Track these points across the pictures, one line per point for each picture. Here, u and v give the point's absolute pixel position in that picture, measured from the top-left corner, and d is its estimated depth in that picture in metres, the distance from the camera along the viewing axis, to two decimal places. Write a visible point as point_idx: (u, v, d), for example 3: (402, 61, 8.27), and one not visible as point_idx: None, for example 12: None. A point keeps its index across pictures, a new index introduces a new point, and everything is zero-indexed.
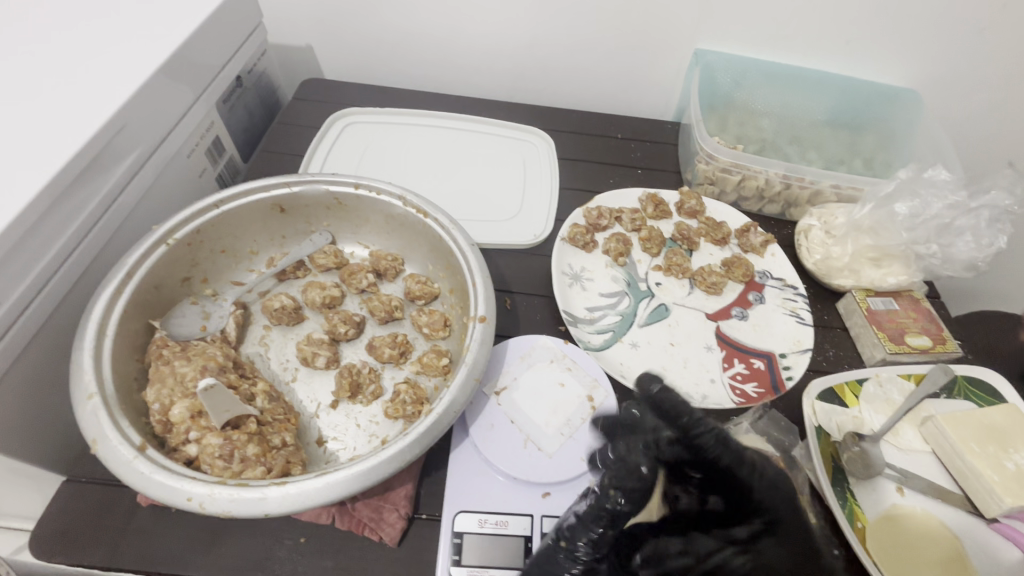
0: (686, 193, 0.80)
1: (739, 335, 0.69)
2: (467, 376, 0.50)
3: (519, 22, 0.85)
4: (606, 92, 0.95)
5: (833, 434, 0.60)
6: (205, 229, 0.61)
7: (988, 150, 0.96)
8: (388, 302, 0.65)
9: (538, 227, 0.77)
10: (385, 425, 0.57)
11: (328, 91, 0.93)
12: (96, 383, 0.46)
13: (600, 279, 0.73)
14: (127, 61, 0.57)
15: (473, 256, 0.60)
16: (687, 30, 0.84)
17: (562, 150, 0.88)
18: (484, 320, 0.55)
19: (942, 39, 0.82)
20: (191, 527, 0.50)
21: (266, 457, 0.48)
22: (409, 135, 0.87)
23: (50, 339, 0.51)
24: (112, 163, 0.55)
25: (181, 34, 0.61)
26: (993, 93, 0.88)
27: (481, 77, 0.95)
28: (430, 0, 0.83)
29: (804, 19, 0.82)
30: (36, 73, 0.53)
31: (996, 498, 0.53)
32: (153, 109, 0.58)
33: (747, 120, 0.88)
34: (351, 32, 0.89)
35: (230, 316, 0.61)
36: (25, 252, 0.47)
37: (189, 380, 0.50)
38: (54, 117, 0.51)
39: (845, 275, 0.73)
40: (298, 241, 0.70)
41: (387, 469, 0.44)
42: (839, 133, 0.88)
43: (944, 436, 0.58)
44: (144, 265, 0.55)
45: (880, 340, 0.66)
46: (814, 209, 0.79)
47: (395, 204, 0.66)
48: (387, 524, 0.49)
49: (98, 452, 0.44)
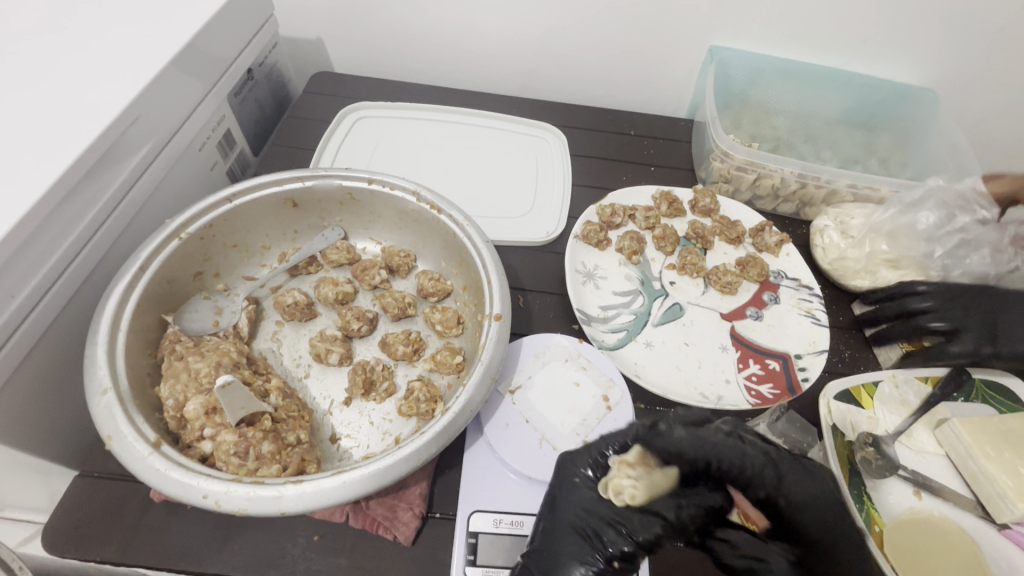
0: (701, 191, 0.80)
1: (754, 335, 0.69)
2: (484, 375, 0.50)
3: (533, 19, 0.85)
4: (618, 89, 0.95)
5: (847, 433, 0.59)
6: (217, 223, 0.61)
7: (1003, 149, 0.95)
8: (401, 299, 0.64)
9: (551, 224, 0.76)
10: (398, 423, 0.56)
11: (338, 85, 0.92)
12: (111, 379, 0.46)
13: (613, 277, 0.72)
14: (140, 53, 0.56)
15: (487, 253, 0.59)
16: (702, 27, 0.83)
17: (575, 147, 0.87)
18: (500, 318, 0.54)
19: (960, 39, 0.81)
20: (205, 524, 0.49)
21: (281, 455, 0.48)
22: (420, 130, 0.86)
23: (64, 333, 0.51)
24: (125, 156, 0.54)
25: (193, 26, 0.60)
26: (1009, 93, 0.87)
27: (493, 72, 0.94)
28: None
29: (821, 18, 0.81)
30: (50, 64, 0.53)
31: (1008, 503, 0.52)
32: (166, 102, 0.58)
33: (761, 118, 0.87)
34: (363, 28, 0.89)
35: (243, 311, 0.61)
36: (40, 245, 0.46)
37: (203, 376, 0.50)
38: (68, 108, 0.50)
39: (862, 276, 0.72)
40: (310, 236, 0.69)
41: (404, 469, 0.44)
42: (854, 133, 0.87)
43: (959, 438, 0.58)
44: (157, 260, 0.55)
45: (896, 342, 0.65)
46: (829, 210, 0.78)
47: (408, 200, 0.65)
48: (401, 523, 0.49)
49: (113, 448, 0.43)
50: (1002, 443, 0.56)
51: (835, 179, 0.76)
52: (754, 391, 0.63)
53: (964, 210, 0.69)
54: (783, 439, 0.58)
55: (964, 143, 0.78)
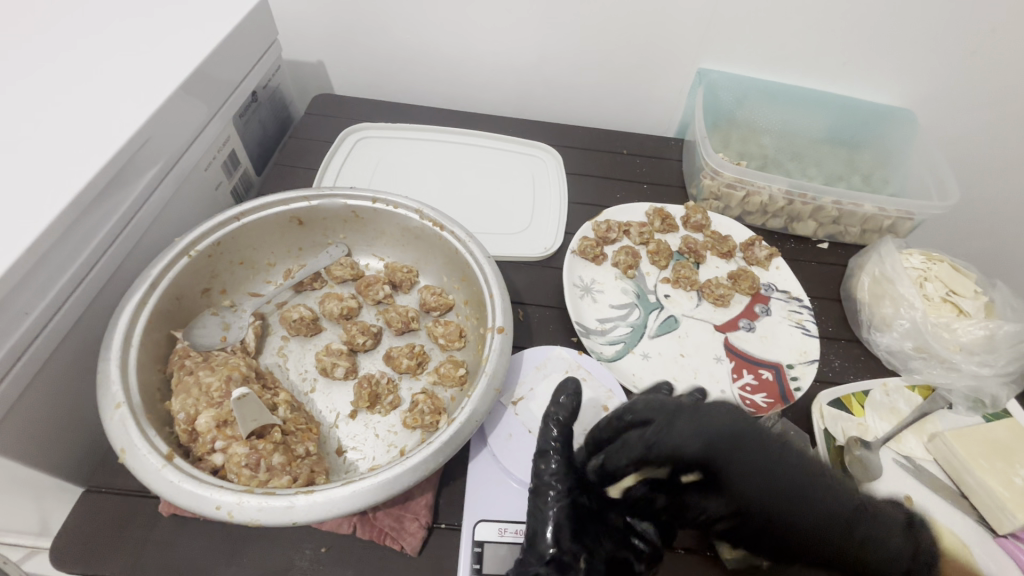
0: (692, 207, 0.83)
1: (748, 346, 0.71)
2: (488, 386, 0.51)
3: (529, 40, 0.88)
4: (611, 109, 0.98)
5: (838, 438, 0.61)
6: (225, 241, 0.62)
7: (979, 165, 0.99)
8: (404, 314, 0.65)
9: (548, 239, 0.78)
10: (403, 435, 0.57)
11: (339, 106, 0.95)
12: (124, 393, 0.47)
13: (610, 291, 0.74)
14: (150, 78, 0.58)
15: (489, 267, 0.61)
16: (691, 48, 0.87)
17: (571, 166, 0.90)
18: (502, 330, 0.56)
19: (933, 62, 0.86)
20: (214, 537, 0.50)
21: (291, 466, 0.49)
22: (419, 150, 0.88)
23: (78, 347, 0.52)
24: (137, 176, 0.56)
25: (202, 51, 0.62)
26: (983, 112, 0.92)
27: (491, 92, 0.97)
28: (441, 7, 0.84)
29: (804, 41, 0.85)
30: (73, 86, 0.55)
31: (1008, 515, 0.54)
32: (175, 122, 0.60)
33: (749, 137, 0.90)
34: (363, 47, 0.91)
35: (250, 327, 0.62)
36: (54, 261, 0.48)
37: (214, 390, 0.51)
38: (85, 130, 0.52)
39: (875, 320, 0.72)
40: (314, 253, 0.71)
41: (412, 478, 0.45)
42: (837, 150, 0.91)
43: (952, 450, 0.59)
44: (167, 277, 0.56)
45: (908, 388, 0.67)
46: (875, 265, 0.74)
47: (411, 217, 0.67)
48: (408, 533, 0.50)
49: (126, 461, 0.44)
50: (992, 454, 0.59)
51: (821, 195, 0.78)
52: (748, 401, 0.64)
53: (927, 273, 0.73)
54: None
55: (941, 164, 0.83)
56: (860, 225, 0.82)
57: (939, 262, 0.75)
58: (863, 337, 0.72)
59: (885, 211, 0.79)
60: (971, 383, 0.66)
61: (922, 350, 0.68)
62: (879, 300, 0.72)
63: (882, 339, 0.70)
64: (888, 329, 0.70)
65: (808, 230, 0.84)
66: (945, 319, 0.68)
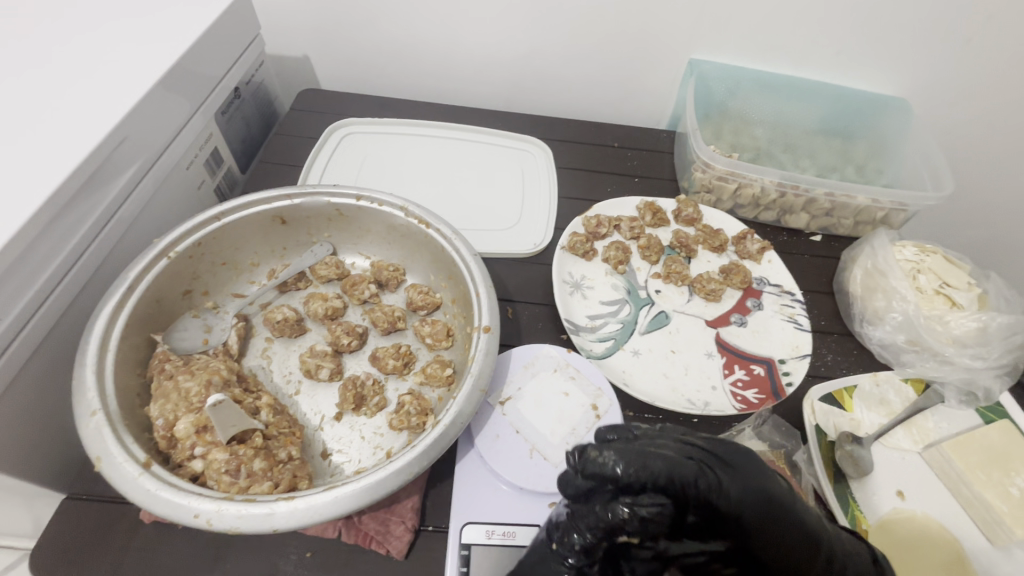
0: (683, 201, 0.82)
1: (739, 341, 0.70)
2: (474, 387, 0.50)
3: (518, 31, 0.86)
4: (601, 100, 0.96)
5: (829, 433, 0.61)
6: (205, 241, 0.61)
7: (975, 155, 0.98)
8: (391, 313, 0.65)
9: (537, 235, 0.77)
10: (389, 437, 0.57)
11: (325, 101, 0.93)
12: (100, 400, 0.46)
13: (600, 287, 0.74)
14: (127, 74, 0.56)
15: (475, 265, 0.60)
16: (683, 37, 0.85)
17: (561, 160, 0.89)
18: (489, 329, 0.55)
19: (929, 51, 0.84)
20: (196, 544, 0.49)
21: (273, 472, 0.48)
22: (406, 145, 0.87)
23: (54, 354, 0.51)
24: (113, 176, 0.54)
25: (181, 46, 0.61)
26: (979, 101, 0.90)
27: (480, 85, 0.95)
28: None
29: (798, 30, 0.84)
30: (48, 84, 0.54)
31: (1006, 530, 0.54)
32: (153, 119, 0.58)
33: (741, 128, 0.89)
34: (348, 39, 0.89)
35: (233, 329, 0.61)
36: (26, 267, 0.46)
37: (194, 395, 0.50)
38: (59, 128, 0.51)
39: (868, 315, 0.71)
40: (299, 252, 0.70)
41: (394, 482, 0.44)
42: (830, 141, 0.90)
43: (950, 465, 0.59)
44: (146, 280, 0.55)
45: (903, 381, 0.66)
46: (868, 259, 0.73)
47: (396, 215, 0.66)
48: (393, 537, 0.49)
49: (102, 470, 0.43)
50: (989, 465, 0.58)
51: (813, 188, 0.78)
52: (740, 397, 0.64)
53: (921, 266, 0.72)
54: (768, 443, 0.60)
55: (935, 155, 0.82)
56: (853, 217, 0.81)
57: (935, 254, 0.73)
58: (855, 331, 0.72)
59: (879, 203, 0.78)
60: (965, 376, 0.65)
61: (916, 344, 0.67)
62: (872, 294, 0.71)
63: (877, 333, 0.70)
64: (881, 323, 0.70)
65: (801, 222, 0.83)
66: (939, 312, 0.67)
